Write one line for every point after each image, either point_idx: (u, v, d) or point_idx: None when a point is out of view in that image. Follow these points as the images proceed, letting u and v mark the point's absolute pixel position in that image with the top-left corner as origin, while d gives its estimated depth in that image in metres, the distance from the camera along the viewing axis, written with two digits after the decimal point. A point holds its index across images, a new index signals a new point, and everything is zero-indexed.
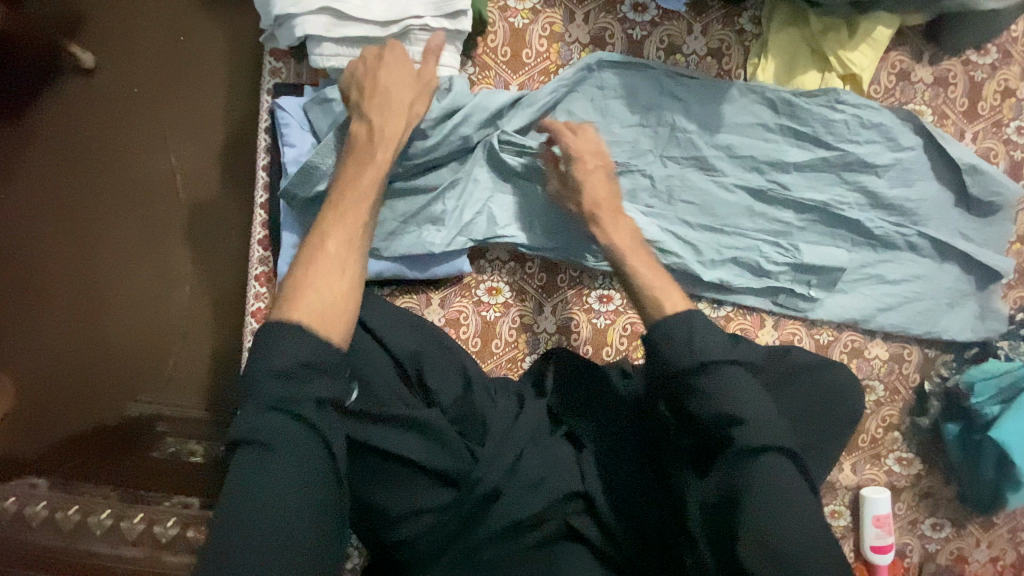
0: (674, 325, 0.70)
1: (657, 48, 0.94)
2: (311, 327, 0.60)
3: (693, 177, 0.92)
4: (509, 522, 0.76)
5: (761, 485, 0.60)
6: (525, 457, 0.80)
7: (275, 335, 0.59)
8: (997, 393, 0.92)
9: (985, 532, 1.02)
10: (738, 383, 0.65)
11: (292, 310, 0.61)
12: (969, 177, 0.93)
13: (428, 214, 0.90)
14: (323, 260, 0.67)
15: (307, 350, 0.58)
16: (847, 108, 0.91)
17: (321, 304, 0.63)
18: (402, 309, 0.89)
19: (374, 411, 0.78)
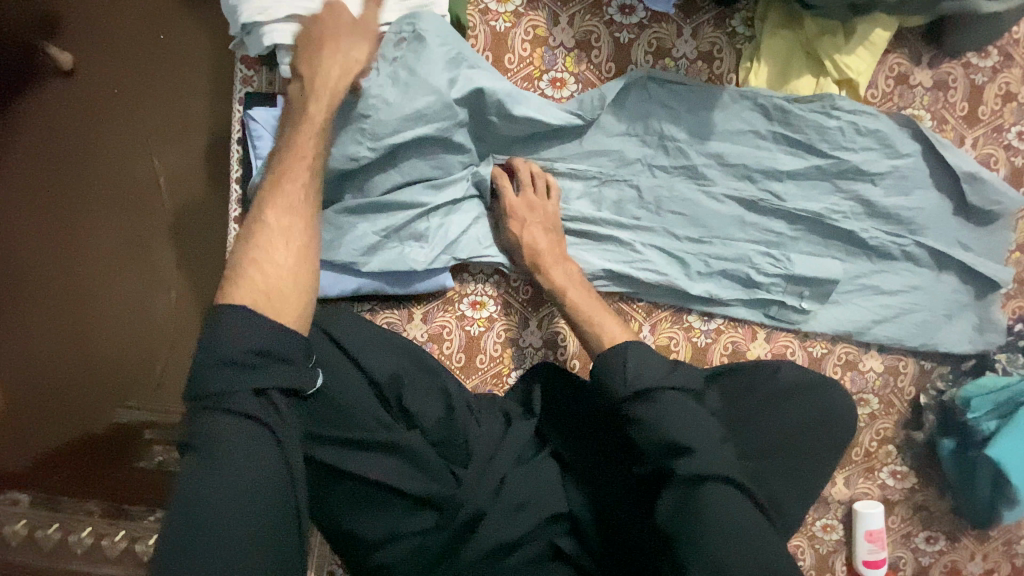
0: (614, 359, 0.73)
1: (644, 53, 0.90)
2: (256, 307, 0.58)
3: (682, 187, 0.89)
4: (493, 545, 0.74)
5: (703, 515, 0.61)
6: (509, 482, 0.78)
7: (225, 317, 0.57)
8: (993, 409, 0.91)
9: (980, 544, 1.01)
10: (677, 411, 0.67)
11: (235, 291, 0.59)
12: (968, 186, 0.90)
13: (408, 231, 0.87)
14: (270, 260, 0.61)
15: (256, 329, 0.57)
16: (843, 114, 0.88)
17: (261, 283, 0.60)
18: (377, 326, 0.86)
19: (349, 438, 0.76)
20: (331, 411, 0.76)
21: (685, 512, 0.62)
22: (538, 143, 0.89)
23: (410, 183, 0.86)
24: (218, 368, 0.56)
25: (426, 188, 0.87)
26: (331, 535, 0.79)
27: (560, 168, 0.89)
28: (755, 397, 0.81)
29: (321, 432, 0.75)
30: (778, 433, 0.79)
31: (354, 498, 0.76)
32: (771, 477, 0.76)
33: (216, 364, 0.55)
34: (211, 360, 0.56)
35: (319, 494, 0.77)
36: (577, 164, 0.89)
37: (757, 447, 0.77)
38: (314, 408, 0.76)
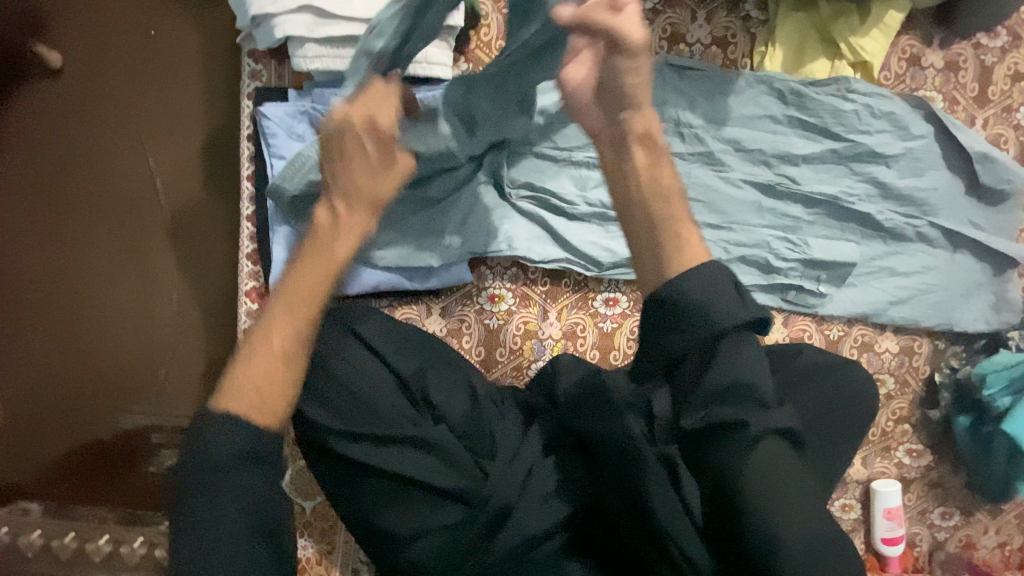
0: (693, 280, 0.58)
1: (658, 38, 0.89)
2: (247, 416, 0.55)
3: (700, 173, 0.90)
4: (522, 539, 0.74)
5: (764, 479, 0.54)
6: (536, 475, 0.77)
7: (212, 425, 0.54)
8: (1008, 384, 0.90)
9: (993, 518, 1.03)
10: (746, 363, 0.56)
11: (227, 396, 0.56)
12: (980, 166, 0.91)
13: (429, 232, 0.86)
14: (266, 347, 0.58)
15: (243, 435, 0.54)
16: (857, 97, 0.87)
17: (260, 390, 0.56)
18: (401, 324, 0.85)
19: (379, 433, 0.76)
20: (355, 405, 0.77)
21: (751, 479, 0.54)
22: (556, 132, 0.89)
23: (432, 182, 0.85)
24: (203, 474, 0.53)
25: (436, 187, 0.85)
26: (359, 532, 0.80)
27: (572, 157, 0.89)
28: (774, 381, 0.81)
29: (345, 427, 0.76)
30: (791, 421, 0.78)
31: (385, 493, 0.77)
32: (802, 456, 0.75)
33: (201, 468, 0.53)
34: (194, 463, 0.53)
35: (350, 492, 0.79)
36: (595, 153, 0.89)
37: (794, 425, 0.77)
38: (338, 403, 0.77)
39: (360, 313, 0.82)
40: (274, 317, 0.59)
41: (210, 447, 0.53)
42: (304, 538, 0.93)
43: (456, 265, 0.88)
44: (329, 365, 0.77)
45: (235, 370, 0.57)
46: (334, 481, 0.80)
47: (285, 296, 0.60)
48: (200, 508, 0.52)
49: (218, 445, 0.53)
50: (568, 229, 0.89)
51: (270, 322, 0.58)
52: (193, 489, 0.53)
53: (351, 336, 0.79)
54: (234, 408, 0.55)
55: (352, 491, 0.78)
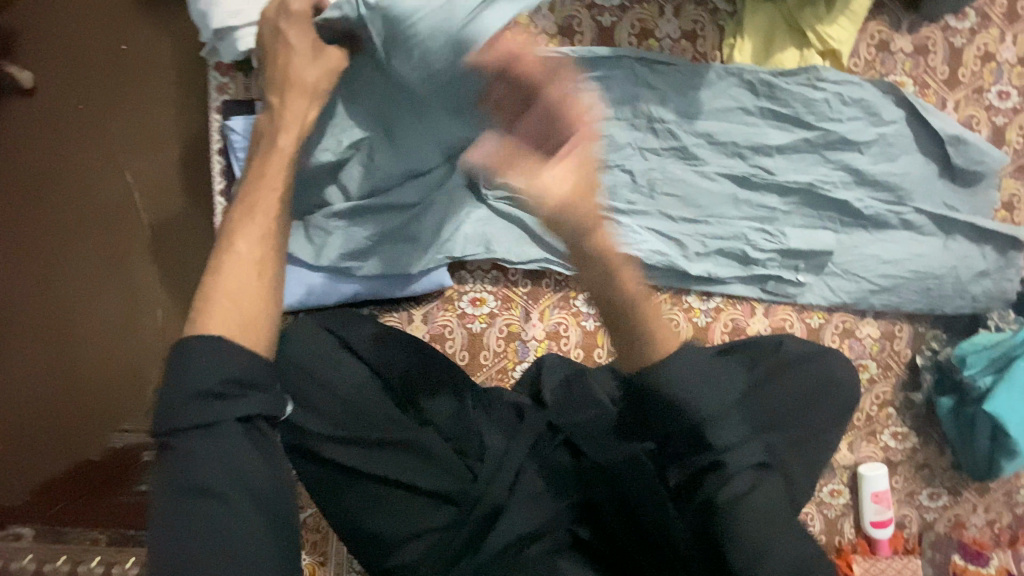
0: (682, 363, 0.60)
1: (628, 34, 0.89)
2: (229, 335, 0.52)
3: (674, 168, 0.90)
4: (514, 537, 0.75)
5: (756, 526, 0.57)
6: (524, 473, 0.79)
7: (193, 349, 0.50)
8: (988, 364, 0.91)
9: (980, 496, 1.04)
10: (734, 426, 0.59)
11: (206, 316, 0.52)
12: (951, 148, 0.91)
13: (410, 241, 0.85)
14: (232, 259, 0.56)
15: (228, 355, 0.50)
16: (827, 85, 0.88)
17: (236, 306, 0.53)
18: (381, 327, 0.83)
19: (365, 437, 0.76)
20: (339, 407, 0.77)
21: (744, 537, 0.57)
22: None
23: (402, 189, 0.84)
24: (188, 400, 0.49)
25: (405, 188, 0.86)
26: (347, 537, 0.79)
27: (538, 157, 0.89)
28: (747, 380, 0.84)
29: (331, 432, 0.75)
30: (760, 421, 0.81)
31: (371, 498, 0.77)
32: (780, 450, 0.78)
33: (182, 396, 0.49)
34: (173, 392, 0.49)
35: (336, 496, 0.78)
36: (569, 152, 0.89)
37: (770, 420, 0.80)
38: (321, 407, 0.76)
39: (344, 320, 0.81)
40: (239, 237, 0.57)
41: (193, 367, 0.50)
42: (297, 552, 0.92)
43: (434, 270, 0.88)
44: (313, 371, 0.77)
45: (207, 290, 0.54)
46: (317, 486, 0.78)
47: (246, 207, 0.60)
48: (193, 447, 0.48)
49: (205, 365, 0.50)
50: (546, 229, 0.88)
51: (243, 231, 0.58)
52: (184, 413, 0.49)
53: (336, 343, 0.80)
54: (216, 329, 0.52)
55: (337, 495, 0.77)
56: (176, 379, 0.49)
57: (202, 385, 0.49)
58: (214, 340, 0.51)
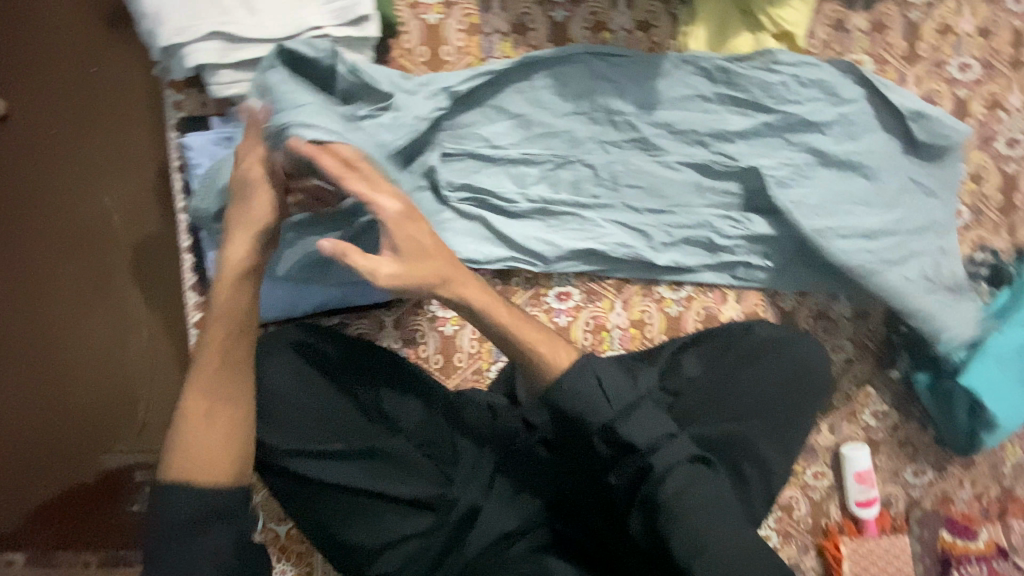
0: (577, 381, 0.68)
1: (581, 28, 0.89)
2: (197, 473, 0.63)
3: (636, 159, 0.90)
4: (493, 535, 0.80)
5: (693, 513, 0.66)
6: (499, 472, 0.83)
7: (168, 493, 0.62)
8: (962, 337, 0.92)
9: (966, 470, 1.04)
10: (647, 427, 0.68)
11: (180, 460, 0.63)
12: (913, 124, 0.91)
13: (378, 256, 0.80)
14: (196, 406, 0.64)
15: (198, 498, 0.62)
16: (784, 68, 0.87)
17: (204, 447, 0.63)
18: (341, 338, 0.81)
19: (333, 451, 0.76)
20: (301, 424, 0.76)
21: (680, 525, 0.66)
22: (489, 130, 0.88)
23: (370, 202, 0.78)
24: (173, 530, 0.61)
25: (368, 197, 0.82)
26: (326, 550, 0.79)
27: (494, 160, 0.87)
28: (713, 370, 0.87)
29: (299, 447, 0.74)
30: (734, 408, 0.84)
31: (349, 512, 0.77)
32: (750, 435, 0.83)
33: (167, 526, 0.61)
34: (159, 526, 0.61)
35: (309, 511, 0.77)
36: (530, 150, 0.89)
37: (736, 410, 0.84)
38: (285, 424, 0.75)
39: (297, 331, 0.80)
40: (202, 372, 0.66)
41: (178, 504, 0.61)
42: (282, 564, 0.92)
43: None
44: (274, 390, 0.76)
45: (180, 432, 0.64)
46: (290, 503, 0.77)
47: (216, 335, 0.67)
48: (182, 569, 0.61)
49: (186, 500, 0.62)
50: (511, 228, 0.88)
51: (215, 375, 0.66)
52: (170, 539, 0.61)
53: (292, 356, 0.77)
54: (185, 471, 0.62)
55: (313, 511, 0.77)
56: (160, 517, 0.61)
57: (187, 520, 0.61)
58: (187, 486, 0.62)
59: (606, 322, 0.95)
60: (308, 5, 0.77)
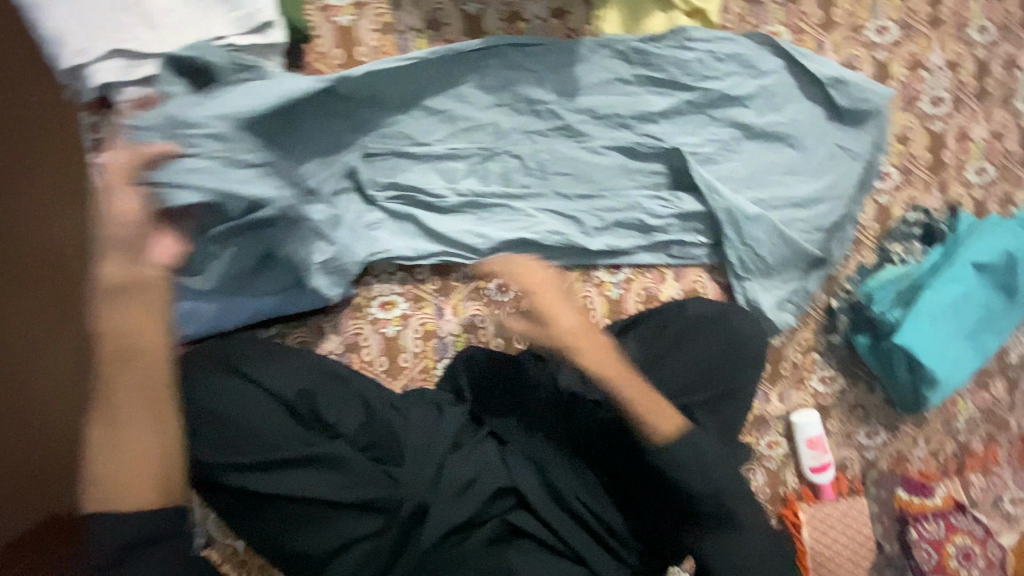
0: (671, 437, 0.77)
1: (496, 19, 0.89)
2: (122, 502, 0.59)
3: (562, 146, 0.90)
4: (446, 528, 0.78)
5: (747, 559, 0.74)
6: (449, 466, 0.82)
7: (98, 524, 0.58)
8: (896, 298, 0.93)
9: (920, 429, 1.04)
10: (725, 476, 0.77)
11: (104, 487, 0.59)
12: (833, 90, 0.92)
13: (322, 253, 0.82)
14: (116, 426, 0.60)
15: (131, 525, 0.58)
16: (697, 45, 0.89)
17: (126, 471, 0.60)
18: (276, 345, 0.82)
19: (264, 462, 0.76)
20: (234, 436, 0.77)
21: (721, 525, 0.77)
22: (413, 127, 0.87)
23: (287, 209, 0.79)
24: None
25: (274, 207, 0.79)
26: (276, 558, 0.81)
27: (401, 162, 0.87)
28: (652, 350, 0.87)
29: (233, 461, 0.76)
30: (677, 383, 0.85)
31: (298, 518, 0.78)
32: (693, 411, 0.85)
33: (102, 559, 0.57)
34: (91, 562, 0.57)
35: (255, 521, 0.79)
36: (455, 144, 0.88)
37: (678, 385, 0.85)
38: (219, 437, 0.77)
39: (235, 346, 0.81)
40: (118, 390, 0.61)
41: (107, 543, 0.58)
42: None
43: (334, 275, 0.84)
44: (208, 407, 0.77)
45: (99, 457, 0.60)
46: (237, 514, 0.79)
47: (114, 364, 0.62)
48: None
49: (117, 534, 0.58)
50: (442, 224, 0.88)
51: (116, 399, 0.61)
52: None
53: (225, 374, 0.78)
54: (118, 500, 0.59)
55: (262, 521, 0.78)
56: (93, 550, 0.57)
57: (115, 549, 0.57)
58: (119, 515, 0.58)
59: None
60: (210, 16, 0.77)
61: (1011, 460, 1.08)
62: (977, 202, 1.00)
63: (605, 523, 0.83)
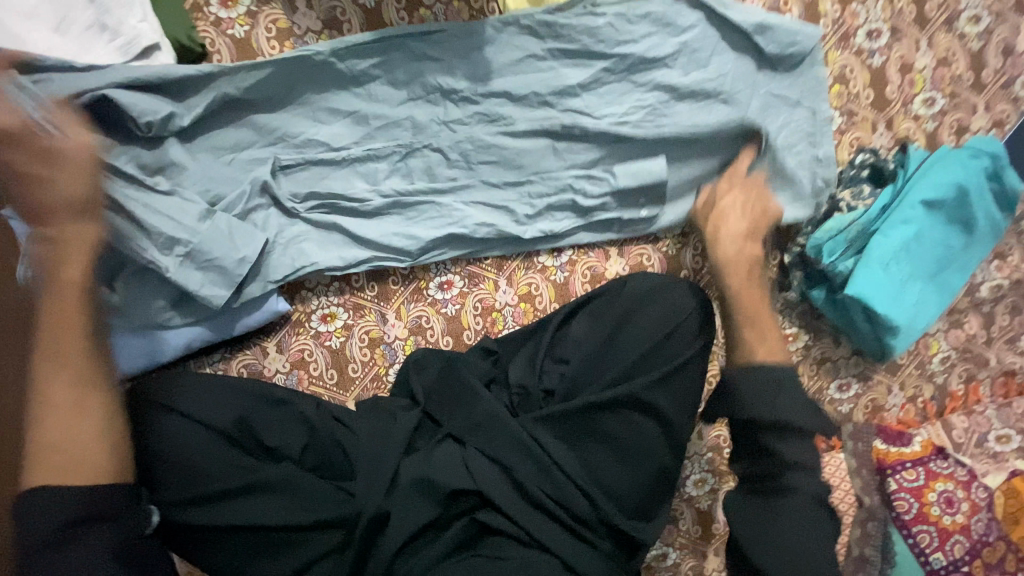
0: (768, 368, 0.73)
1: (396, 10, 0.86)
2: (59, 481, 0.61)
3: (482, 132, 0.87)
4: (405, 534, 0.78)
5: (785, 531, 0.65)
6: (403, 471, 0.81)
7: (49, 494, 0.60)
8: (849, 246, 0.89)
9: (893, 376, 1.01)
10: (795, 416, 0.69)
11: (37, 469, 0.61)
12: (760, 37, 0.88)
13: (185, 245, 0.75)
14: (49, 400, 0.63)
15: (70, 504, 0.60)
16: (607, 10, 0.85)
17: (65, 451, 0.62)
18: (211, 381, 0.83)
19: (207, 495, 0.77)
20: (176, 474, 0.78)
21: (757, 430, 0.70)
22: (326, 133, 0.84)
23: (127, 201, 0.73)
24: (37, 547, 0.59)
25: (160, 201, 0.75)
26: None
27: (309, 162, 0.84)
28: (599, 332, 0.88)
29: (176, 500, 0.76)
30: (620, 365, 0.86)
31: (248, 547, 0.77)
32: (638, 386, 0.84)
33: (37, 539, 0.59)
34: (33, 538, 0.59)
35: (213, 554, 0.78)
36: (372, 145, 0.86)
37: (623, 366, 0.86)
38: (163, 476, 0.78)
39: (167, 380, 0.82)
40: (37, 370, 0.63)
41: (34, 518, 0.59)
42: None
43: (210, 272, 0.77)
44: (146, 448, 0.78)
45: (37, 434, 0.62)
46: (194, 550, 0.79)
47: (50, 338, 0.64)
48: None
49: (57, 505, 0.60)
50: (368, 229, 0.86)
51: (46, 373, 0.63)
52: (45, 556, 0.59)
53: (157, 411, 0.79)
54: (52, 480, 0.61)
55: (217, 556, 0.78)
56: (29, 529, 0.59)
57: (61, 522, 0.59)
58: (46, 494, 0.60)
59: (494, 303, 0.94)
60: (93, 47, 0.74)
61: (994, 398, 1.04)
62: (929, 135, 0.96)
63: (570, 513, 0.82)
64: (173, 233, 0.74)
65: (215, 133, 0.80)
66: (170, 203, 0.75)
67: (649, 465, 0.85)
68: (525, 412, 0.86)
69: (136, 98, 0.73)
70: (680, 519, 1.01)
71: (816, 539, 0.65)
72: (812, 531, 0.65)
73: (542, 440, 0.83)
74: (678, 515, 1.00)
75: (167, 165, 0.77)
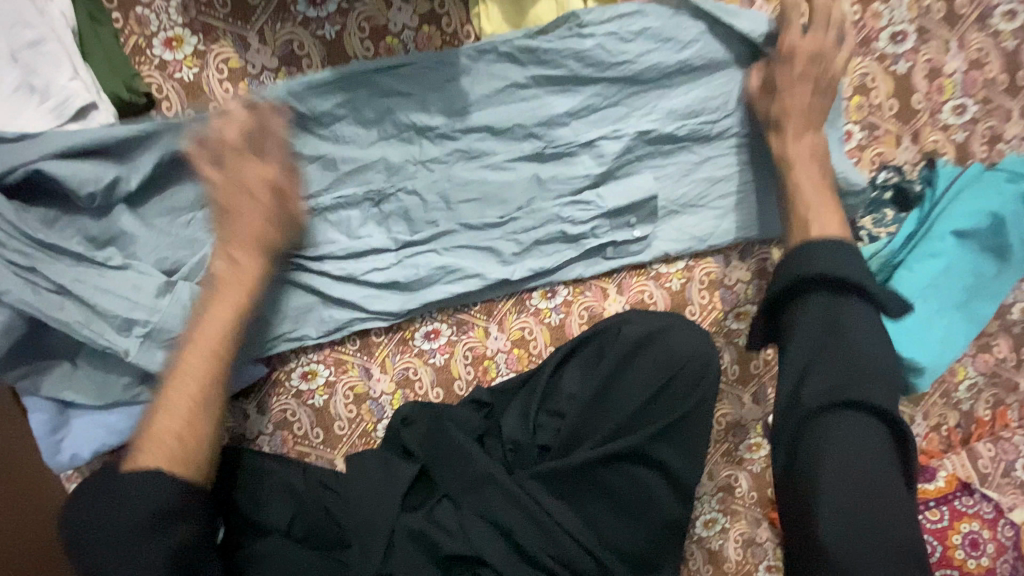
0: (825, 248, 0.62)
1: (360, 40, 0.77)
2: (162, 466, 0.61)
3: (463, 170, 0.79)
4: None
5: (839, 449, 0.56)
6: (398, 541, 0.75)
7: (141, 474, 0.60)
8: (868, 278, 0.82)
9: (916, 405, 0.93)
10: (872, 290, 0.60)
11: (141, 456, 0.62)
12: (769, 50, 0.78)
13: (143, 324, 0.69)
14: (178, 390, 0.65)
15: (163, 489, 0.59)
16: (595, 30, 0.76)
17: (179, 442, 0.63)
18: None
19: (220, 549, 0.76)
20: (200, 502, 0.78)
21: (824, 337, 0.60)
22: None
23: (76, 284, 0.68)
24: (126, 537, 0.58)
25: (115, 278, 0.69)
26: None
27: None
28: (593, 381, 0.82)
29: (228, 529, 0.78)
30: (619, 415, 0.81)
31: None
32: (638, 440, 0.78)
33: (118, 517, 0.58)
34: (119, 515, 0.58)
35: None
36: (342, 192, 0.78)
37: (623, 417, 0.80)
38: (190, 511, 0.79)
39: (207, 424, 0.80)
40: (185, 364, 0.66)
41: (125, 510, 0.58)
42: None
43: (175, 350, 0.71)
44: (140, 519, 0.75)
45: (150, 425, 0.64)
46: None
47: (197, 342, 0.67)
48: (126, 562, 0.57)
49: (148, 501, 0.58)
50: (343, 292, 0.81)
51: (183, 376, 0.66)
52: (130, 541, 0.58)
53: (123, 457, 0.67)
54: (155, 462, 0.61)
55: None
56: (120, 507, 0.58)
57: (153, 509, 0.58)
58: (139, 476, 0.59)
59: (485, 350, 0.88)
60: (25, 111, 0.67)
61: None
62: (959, 147, 0.86)
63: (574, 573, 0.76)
64: (128, 314, 0.69)
65: (168, 193, 0.74)
66: (125, 279, 0.70)
67: (654, 517, 0.80)
68: (521, 469, 0.81)
69: (75, 169, 0.67)
70: (691, 560, 0.95)
71: (867, 481, 0.55)
72: (864, 450, 0.55)
73: (538, 496, 0.77)
74: (688, 557, 0.95)
75: (118, 235, 0.71)
